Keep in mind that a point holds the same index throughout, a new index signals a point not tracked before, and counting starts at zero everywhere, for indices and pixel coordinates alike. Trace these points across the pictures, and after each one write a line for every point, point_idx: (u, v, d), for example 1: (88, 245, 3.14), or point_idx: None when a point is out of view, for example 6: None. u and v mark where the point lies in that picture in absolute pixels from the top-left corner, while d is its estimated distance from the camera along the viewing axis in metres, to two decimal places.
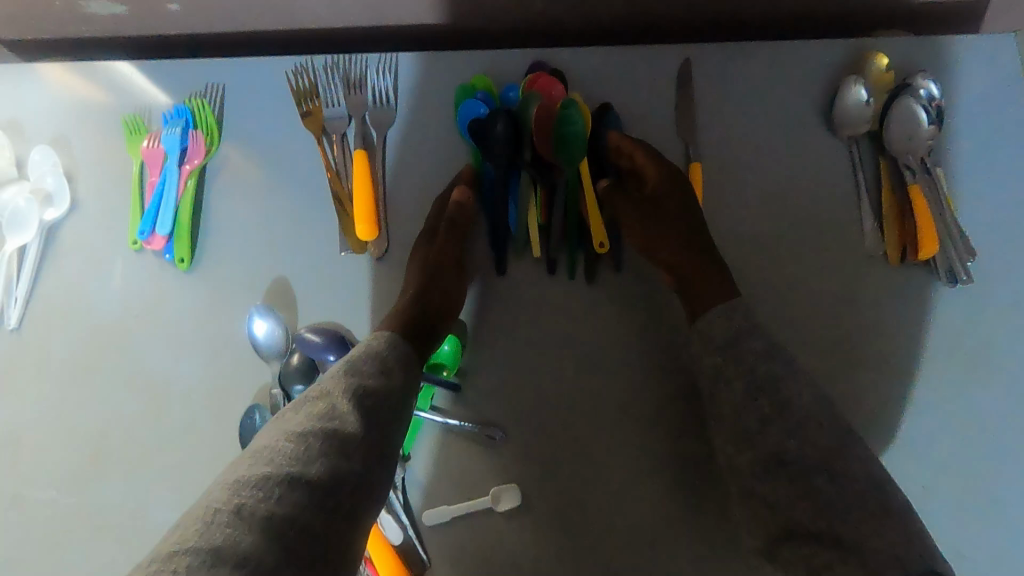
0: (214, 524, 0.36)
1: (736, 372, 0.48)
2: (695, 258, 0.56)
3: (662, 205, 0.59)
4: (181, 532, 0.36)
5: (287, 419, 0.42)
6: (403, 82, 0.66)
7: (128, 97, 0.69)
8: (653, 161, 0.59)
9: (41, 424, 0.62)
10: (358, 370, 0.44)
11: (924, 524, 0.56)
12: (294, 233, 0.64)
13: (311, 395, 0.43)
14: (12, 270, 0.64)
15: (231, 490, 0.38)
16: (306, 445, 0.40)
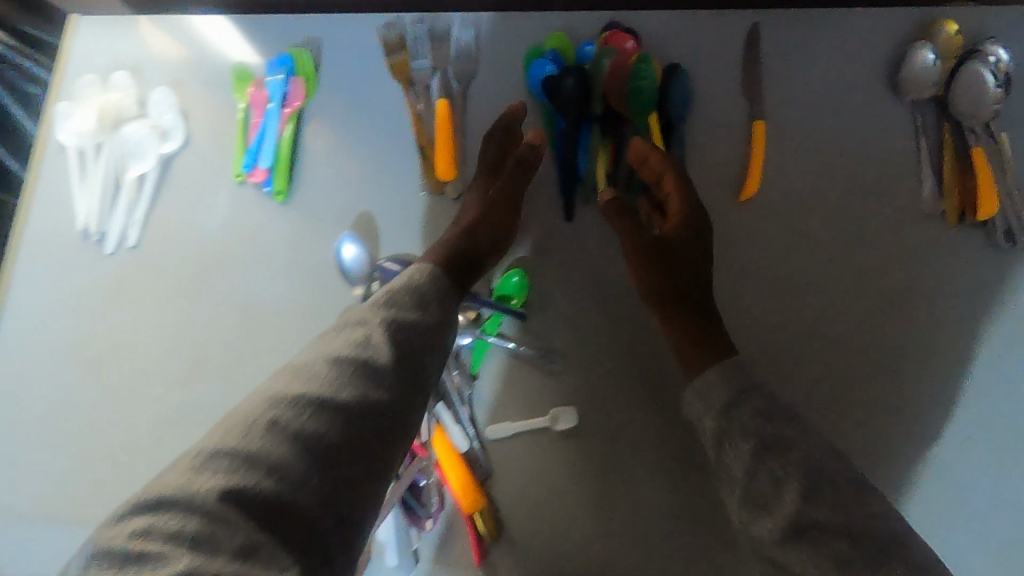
0: (255, 429, 0.42)
1: (743, 439, 0.49)
2: (694, 320, 0.57)
3: (685, 239, 0.60)
4: (228, 431, 0.43)
5: (330, 339, 0.48)
6: (484, 39, 0.71)
7: (236, 47, 0.76)
8: (680, 191, 0.60)
9: (151, 330, 0.69)
10: (396, 302, 0.49)
11: (965, 482, 0.60)
12: (380, 173, 0.70)
13: (351, 321, 0.48)
14: (133, 194, 0.73)
15: (269, 403, 0.44)
16: (341, 370, 0.45)
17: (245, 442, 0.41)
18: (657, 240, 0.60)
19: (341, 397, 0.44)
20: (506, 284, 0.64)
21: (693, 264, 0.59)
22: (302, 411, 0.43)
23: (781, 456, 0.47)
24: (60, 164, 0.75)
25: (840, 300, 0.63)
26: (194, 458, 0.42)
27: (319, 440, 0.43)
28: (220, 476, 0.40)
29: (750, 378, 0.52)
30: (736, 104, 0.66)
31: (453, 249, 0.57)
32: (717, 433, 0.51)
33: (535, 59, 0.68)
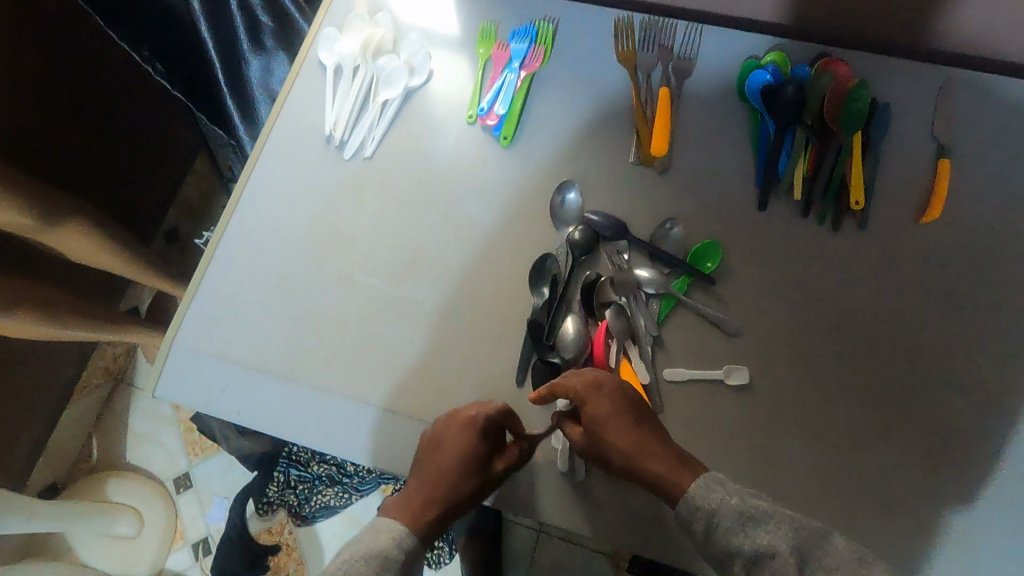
0: (367, 555, 0.54)
1: (732, 555, 0.51)
2: (651, 458, 0.59)
3: (600, 419, 0.61)
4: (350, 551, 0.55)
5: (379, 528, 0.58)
6: (706, 46, 0.82)
7: (485, 12, 0.87)
8: (583, 398, 0.63)
9: (375, 230, 0.80)
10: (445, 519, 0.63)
11: None
12: (595, 139, 0.80)
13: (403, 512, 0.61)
14: (377, 115, 0.84)
15: (372, 550, 0.55)
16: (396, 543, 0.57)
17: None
18: (585, 439, 0.63)
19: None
20: (700, 252, 0.73)
21: (620, 410, 0.62)
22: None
23: (769, 567, 0.49)
24: (315, 79, 0.86)
25: (999, 326, 0.70)
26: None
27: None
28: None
29: (713, 498, 0.54)
30: (927, 142, 0.75)
31: (440, 511, 0.61)
32: (705, 524, 0.53)
33: (753, 71, 0.78)
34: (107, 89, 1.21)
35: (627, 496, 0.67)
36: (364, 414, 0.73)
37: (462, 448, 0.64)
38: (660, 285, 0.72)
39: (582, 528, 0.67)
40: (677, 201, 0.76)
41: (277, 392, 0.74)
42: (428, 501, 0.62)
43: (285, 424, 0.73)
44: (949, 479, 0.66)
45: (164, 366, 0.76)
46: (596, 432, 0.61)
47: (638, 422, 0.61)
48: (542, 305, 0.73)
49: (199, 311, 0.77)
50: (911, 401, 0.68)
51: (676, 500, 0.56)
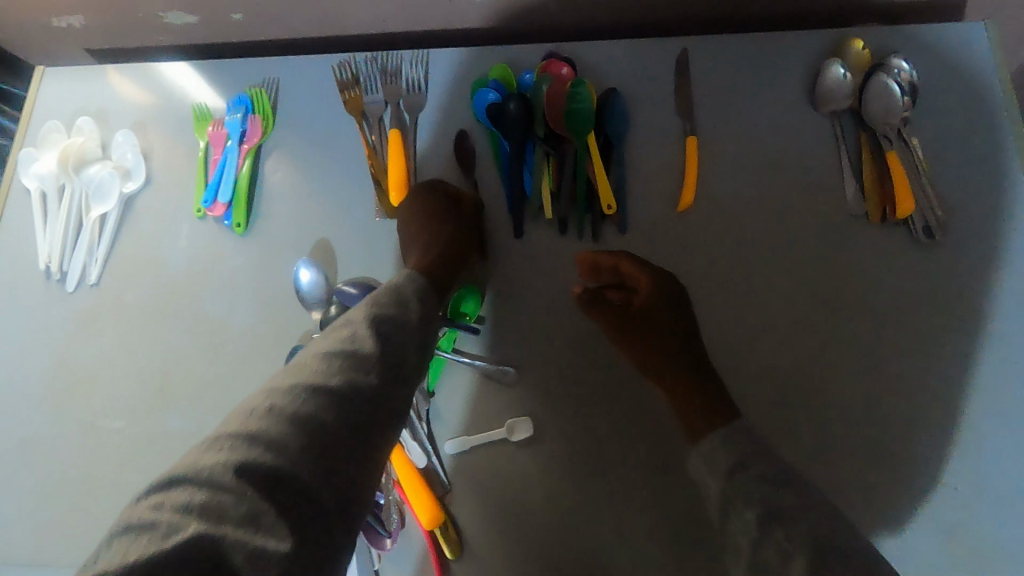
0: (264, 408, 0.46)
1: (750, 502, 0.50)
2: (679, 361, 0.61)
3: (656, 315, 0.63)
4: (250, 404, 0.47)
5: (265, 388, 0.48)
6: (434, 73, 0.76)
7: (200, 92, 0.80)
8: (643, 272, 0.63)
9: (114, 364, 0.70)
10: (350, 354, 0.49)
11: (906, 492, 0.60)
12: (335, 202, 0.73)
13: (287, 369, 0.49)
14: (94, 235, 0.74)
15: (261, 399, 0.47)
16: (293, 384, 0.47)
17: (329, 364, 0.48)
18: (613, 325, 0.64)
19: (411, 320, 0.53)
20: (460, 301, 0.66)
21: (673, 310, 0.63)
22: (381, 324, 0.51)
23: (788, 526, 0.47)
24: (22, 209, 0.77)
25: (782, 299, 0.65)
26: (328, 340, 0.50)
27: (413, 299, 0.55)
28: (366, 336, 0.50)
29: (754, 444, 0.54)
30: (671, 124, 0.71)
31: (438, 259, 0.64)
32: (729, 466, 0.53)
33: (480, 89, 0.72)
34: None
35: None
36: None
37: (431, 207, 0.67)
38: None
39: None
40: None
41: None
42: (433, 248, 0.65)
43: None
44: None
45: None
46: (635, 315, 0.65)
47: (684, 335, 0.62)
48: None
49: None
50: None
51: (702, 435, 0.57)
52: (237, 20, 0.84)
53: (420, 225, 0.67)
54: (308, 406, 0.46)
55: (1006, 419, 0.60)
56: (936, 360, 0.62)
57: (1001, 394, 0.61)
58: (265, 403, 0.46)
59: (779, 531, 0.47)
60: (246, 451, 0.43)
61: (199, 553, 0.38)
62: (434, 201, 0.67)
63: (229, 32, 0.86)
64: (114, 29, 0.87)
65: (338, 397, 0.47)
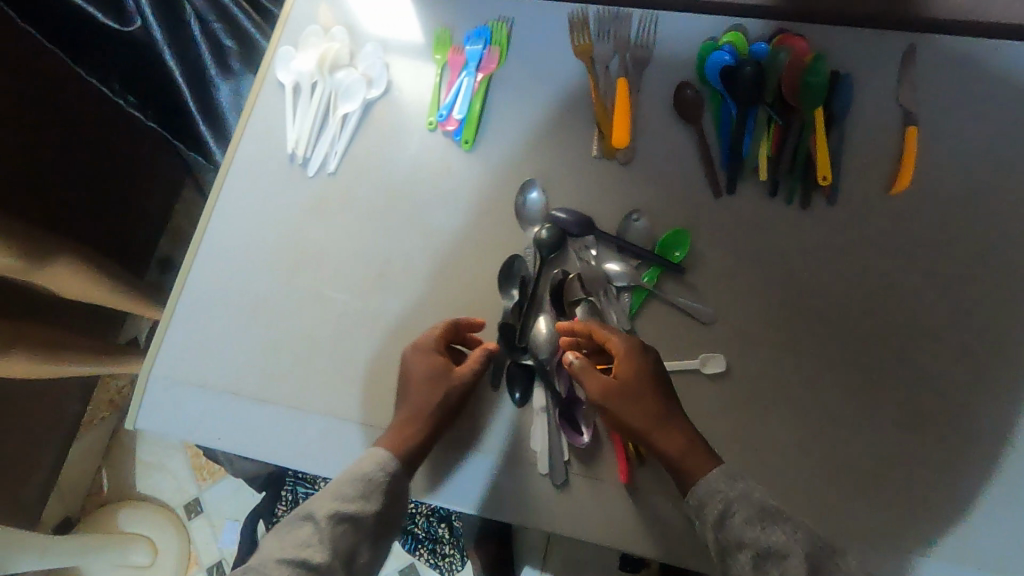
0: (302, 539, 0.54)
1: (742, 544, 0.53)
2: (658, 421, 0.61)
3: (642, 383, 0.62)
4: (281, 544, 0.54)
5: (289, 534, 0.55)
6: (663, 32, 0.81)
7: (440, 19, 0.87)
8: (613, 335, 0.65)
9: (343, 245, 0.79)
10: (364, 500, 0.58)
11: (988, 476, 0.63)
12: (555, 135, 0.80)
13: (302, 516, 0.56)
14: (338, 129, 0.84)
15: (296, 540, 0.54)
16: (322, 525, 0.55)
17: (351, 504, 0.57)
18: (604, 389, 0.62)
19: (369, 518, 0.58)
20: (666, 243, 0.72)
21: (655, 374, 0.63)
22: (338, 526, 0.56)
23: (780, 564, 0.51)
24: (274, 99, 0.87)
25: (982, 292, 0.68)
26: (290, 539, 0.55)
27: (412, 458, 0.63)
28: (321, 542, 0.54)
29: (737, 489, 0.56)
30: (892, 111, 0.74)
31: (417, 435, 0.65)
32: (718, 515, 0.55)
33: (711, 53, 0.77)
34: (92, 126, 1.19)
35: (610, 495, 0.66)
36: (345, 428, 0.72)
37: (421, 368, 0.67)
38: (631, 278, 0.71)
39: (565, 531, 0.66)
40: (643, 192, 0.75)
41: (255, 420, 0.74)
42: (414, 424, 0.65)
43: (264, 447, 0.73)
44: (941, 453, 0.64)
45: (143, 400, 0.76)
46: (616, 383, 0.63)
47: (663, 393, 0.63)
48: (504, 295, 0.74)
49: (174, 343, 0.78)
50: (895, 376, 0.67)
51: (690, 489, 0.58)
52: None
53: (408, 375, 0.68)
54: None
55: None
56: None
57: None
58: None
59: (773, 570, 0.51)
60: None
61: None
62: (439, 345, 0.69)
63: None
64: None
65: (360, 528, 0.57)
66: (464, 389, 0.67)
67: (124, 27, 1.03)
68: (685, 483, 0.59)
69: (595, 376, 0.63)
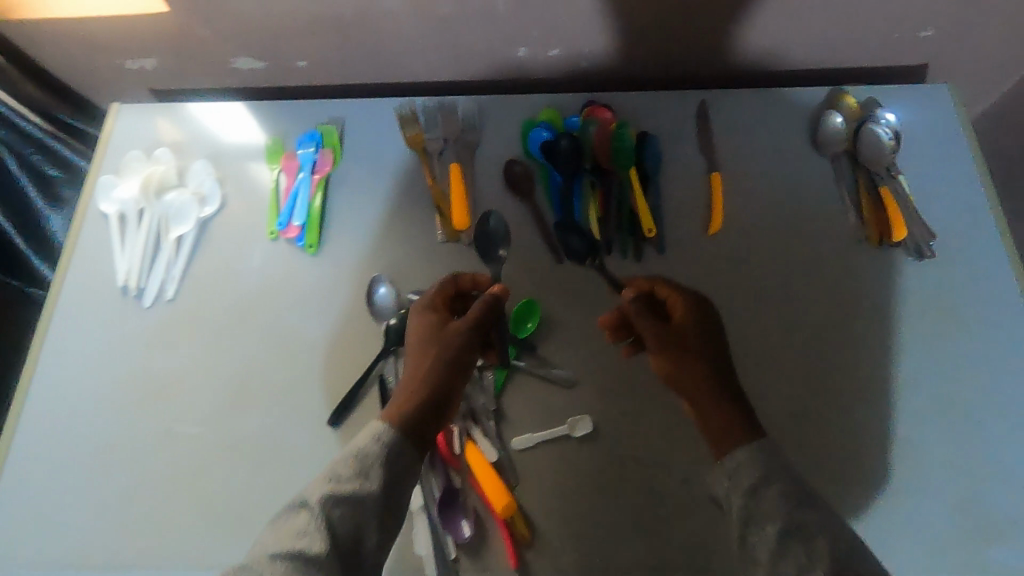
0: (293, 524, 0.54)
1: (770, 519, 0.55)
2: (709, 386, 0.65)
3: (690, 319, 0.69)
4: (274, 537, 0.53)
5: (273, 533, 0.54)
6: (487, 116, 0.86)
7: (269, 128, 0.88)
8: (673, 293, 0.71)
9: (190, 373, 0.74)
10: (339, 475, 0.57)
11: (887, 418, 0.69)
12: (400, 227, 0.81)
13: (293, 506, 0.55)
14: (173, 253, 0.80)
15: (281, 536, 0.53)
16: (309, 519, 0.54)
17: (347, 485, 0.56)
18: (660, 342, 0.68)
19: (369, 499, 0.56)
20: (519, 313, 0.74)
21: (705, 333, 0.69)
22: (333, 510, 0.55)
23: (805, 544, 0.52)
24: (100, 231, 0.82)
25: (803, 309, 0.75)
26: (292, 525, 0.53)
27: (409, 447, 0.60)
28: (317, 531, 0.53)
29: (764, 464, 0.59)
30: (696, 161, 0.82)
31: (417, 399, 0.62)
32: (751, 484, 0.57)
33: (530, 130, 0.83)
34: None
35: None
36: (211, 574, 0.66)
37: (416, 332, 0.68)
38: (489, 355, 0.72)
39: None
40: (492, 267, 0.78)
41: None
42: (419, 367, 0.65)
43: None
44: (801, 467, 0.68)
45: None
46: (675, 330, 0.68)
47: (716, 364, 0.67)
48: (498, 268, 0.77)
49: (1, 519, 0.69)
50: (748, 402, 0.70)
51: (727, 454, 0.61)
52: (301, 67, 0.94)
53: (410, 328, 0.69)
54: (296, 565, 0.51)
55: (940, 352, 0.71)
56: (940, 365, 0.71)
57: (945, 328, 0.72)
58: (249, 566, 0.51)
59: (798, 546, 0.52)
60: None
61: None
62: (426, 306, 0.70)
63: (290, 77, 0.96)
64: (185, 72, 0.96)
65: (351, 508, 0.55)
66: (457, 348, 0.66)
67: None
68: (720, 447, 0.62)
69: (653, 323, 0.69)
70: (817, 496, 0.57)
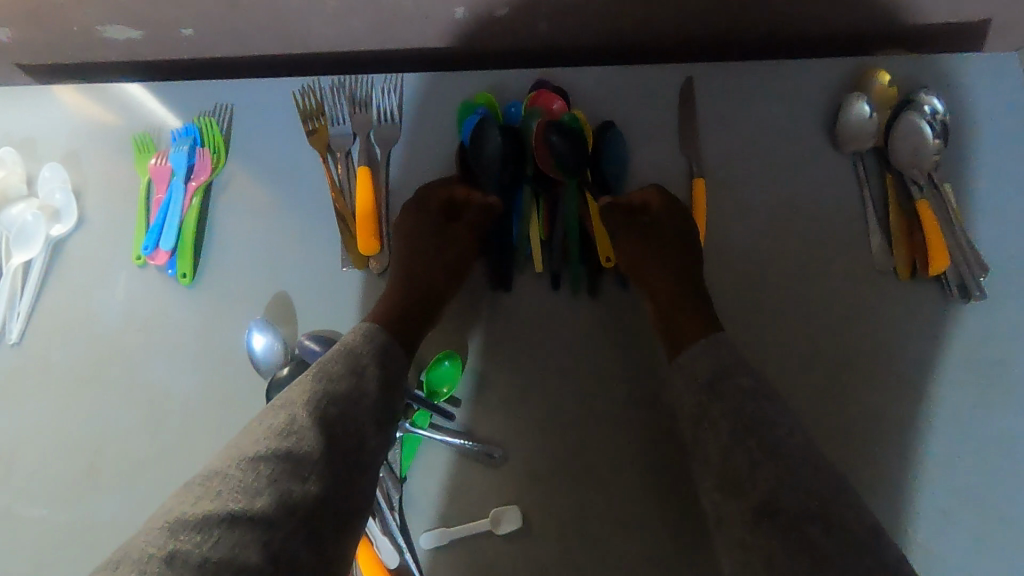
0: (272, 433, 0.43)
1: (723, 410, 0.45)
2: (673, 285, 0.56)
3: (661, 223, 0.59)
4: (246, 445, 0.43)
5: (251, 432, 0.43)
6: (410, 103, 0.67)
7: (140, 119, 0.70)
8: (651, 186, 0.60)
9: (34, 439, 0.61)
10: (328, 374, 0.46)
11: (928, 462, 0.56)
12: (296, 251, 0.64)
13: (276, 405, 0.45)
14: (16, 285, 0.64)
15: (255, 449, 0.42)
16: (293, 420, 0.43)
17: (341, 382, 0.46)
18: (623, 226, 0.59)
19: (368, 393, 0.47)
20: (437, 370, 0.58)
21: (678, 235, 0.59)
22: (324, 404, 0.44)
23: (751, 450, 0.43)
24: None
25: (801, 364, 0.59)
26: (270, 419, 0.44)
27: (397, 358, 0.51)
28: (305, 429, 0.43)
29: (734, 355, 0.48)
30: (676, 165, 0.63)
31: (413, 300, 0.57)
32: (708, 377, 0.47)
33: (468, 115, 0.63)
34: None
35: None
36: None
37: (406, 248, 0.60)
38: None
39: None
40: None
41: None
42: (400, 287, 0.58)
43: None
44: None
45: None
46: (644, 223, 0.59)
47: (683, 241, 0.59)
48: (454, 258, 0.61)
49: None
50: None
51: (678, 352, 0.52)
52: (187, 34, 0.74)
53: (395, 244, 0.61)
54: (281, 475, 0.41)
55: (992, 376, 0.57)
56: (975, 443, 0.56)
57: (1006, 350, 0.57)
58: (221, 475, 0.41)
59: (755, 447, 0.43)
60: (232, 528, 0.38)
61: (251, 565, 0.38)
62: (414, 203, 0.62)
63: (178, 48, 0.77)
64: (49, 43, 0.77)
65: (336, 409, 0.45)
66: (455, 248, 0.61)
67: None
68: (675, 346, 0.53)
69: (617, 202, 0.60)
70: (777, 389, 0.46)
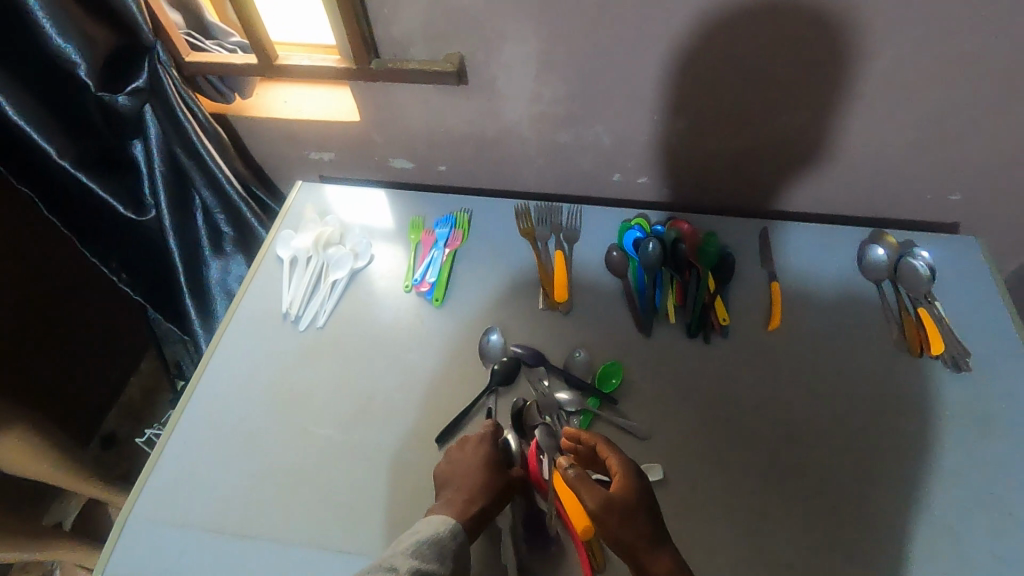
0: (439, 525, 0.71)
1: None
2: (647, 532, 0.69)
3: (635, 498, 0.70)
4: (423, 533, 0.70)
5: (423, 528, 0.71)
6: (587, 218, 1.07)
7: (416, 211, 1.11)
8: (615, 452, 0.75)
9: (327, 386, 0.90)
10: (471, 501, 0.74)
11: (948, 478, 0.80)
12: (508, 294, 0.99)
13: (435, 519, 0.72)
14: (328, 293, 1.00)
15: (431, 534, 0.70)
16: (454, 524, 0.71)
17: (480, 506, 0.74)
18: (602, 500, 0.69)
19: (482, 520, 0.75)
20: (604, 373, 0.89)
21: (644, 494, 0.72)
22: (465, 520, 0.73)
23: None
24: (275, 270, 1.04)
25: (849, 401, 0.87)
26: (436, 522, 0.71)
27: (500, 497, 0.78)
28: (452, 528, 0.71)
29: None
30: (759, 272, 1.00)
31: (475, 507, 0.74)
32: None
33: (627, 230, 1.03)
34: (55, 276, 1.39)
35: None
36: (324, 558, 0.76)
37: (482, 465, 0.78)
38: (578, 403, 0.86)
39: None
40: (585, 336, 0.94)
41: (235, 551, 0.77)
42: (485, 485, 0.76)
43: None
44: (844, 539, 0.77)
45: (116, 545, 0.78)
46: (620, 500, 0.70)
47: (651, 510, 0.71)
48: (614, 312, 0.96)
49: (157, 486, 0.82)
50: (795, 472, 0.81)
51: None
52: (441, 169, 1.20)
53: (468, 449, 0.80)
54: (448, 545, 0.70)
55: (983, 425, 0.83)
56: (982, 468, 0.80)
57: (990, 408, 0.85)
58: (414, 541, 0.69)
59: None
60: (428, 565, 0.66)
61: None
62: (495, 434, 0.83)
63: (430, 177, 1.22)
64: (352, 164, 1.24)
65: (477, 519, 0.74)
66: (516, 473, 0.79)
67: (139, 217, 1.20)
68: None
69: (595, 487, 0.70)
70: None
